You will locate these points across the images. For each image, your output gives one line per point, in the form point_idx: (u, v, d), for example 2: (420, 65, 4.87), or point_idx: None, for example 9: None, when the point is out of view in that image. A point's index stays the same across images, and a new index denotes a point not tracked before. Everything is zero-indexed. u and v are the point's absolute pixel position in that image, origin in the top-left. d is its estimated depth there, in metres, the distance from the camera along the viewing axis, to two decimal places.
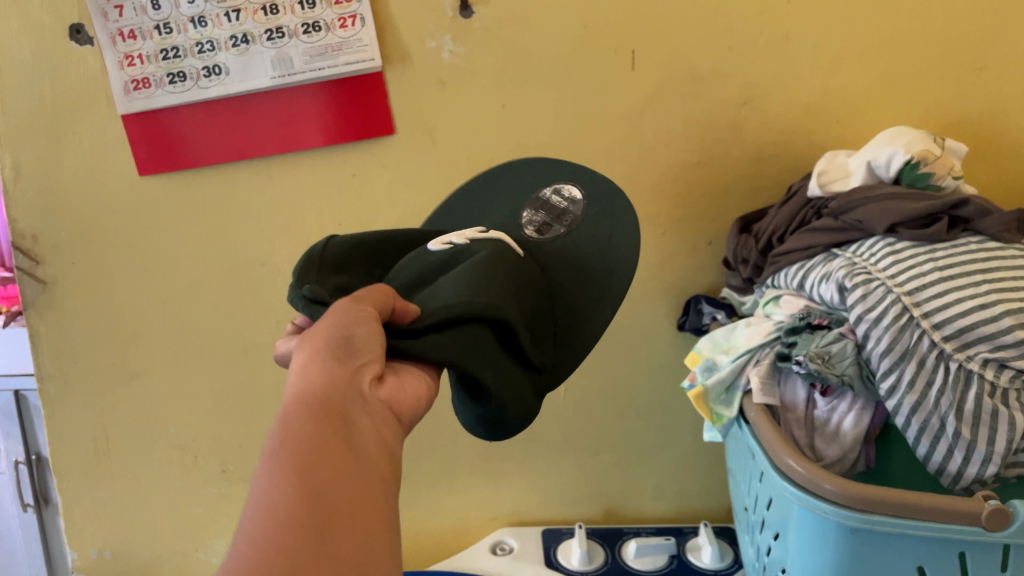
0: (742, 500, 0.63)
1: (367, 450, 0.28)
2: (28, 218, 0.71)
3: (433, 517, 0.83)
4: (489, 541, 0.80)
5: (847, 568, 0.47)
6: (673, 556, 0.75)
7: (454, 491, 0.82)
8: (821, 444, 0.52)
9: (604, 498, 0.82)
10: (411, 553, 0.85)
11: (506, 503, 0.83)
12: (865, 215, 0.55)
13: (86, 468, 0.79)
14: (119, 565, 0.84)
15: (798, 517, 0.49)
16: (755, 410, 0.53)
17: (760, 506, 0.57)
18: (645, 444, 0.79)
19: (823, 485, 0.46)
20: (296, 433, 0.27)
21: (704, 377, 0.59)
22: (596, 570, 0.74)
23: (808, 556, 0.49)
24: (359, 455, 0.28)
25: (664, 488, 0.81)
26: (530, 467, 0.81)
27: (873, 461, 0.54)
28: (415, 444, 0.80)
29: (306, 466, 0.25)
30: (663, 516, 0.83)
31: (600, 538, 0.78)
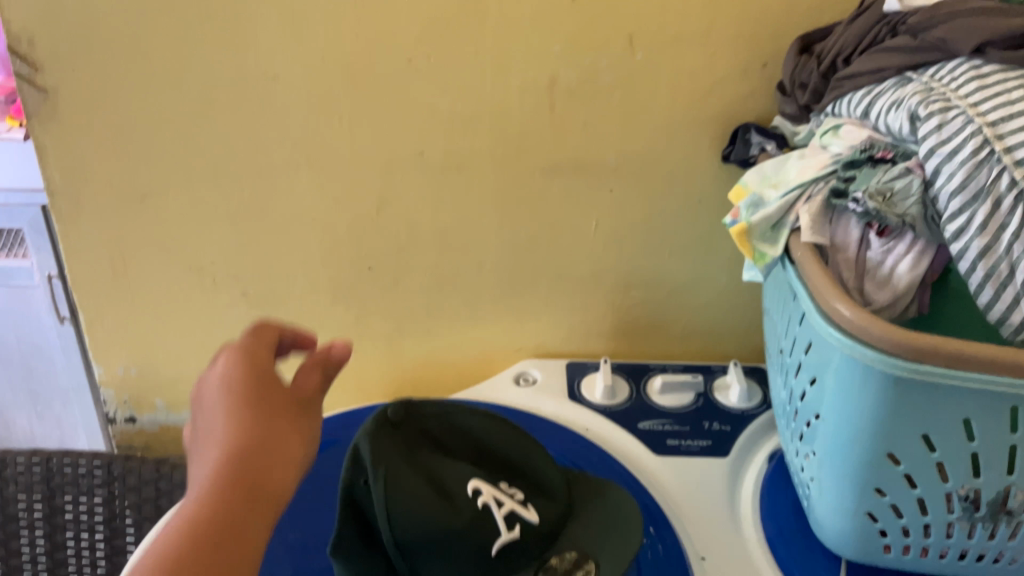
0: (777, 342, 0.60)
1: (275, 471, 0.35)
2: (23, 19, 0.64)
3: (457, 348, 0.82)
4: (512, 373, 0.78)
5: (888, 417, 0.45)
6: (700, 395, 0.74)
7: (478, 324, 0.80)
8: (871, 289, 0.48)
9: (633, 332, 0.80)
10: (434, 384, 0.85)
11: (532, 336, 0.81)
12: (949, 33, 0.48)
13: (105, 288, 0.77)
14: (145, 381, 0.84)
15: (840, 364, 0.46)
16: (802, 251, 0.49)
17: (796, 350, 0.54)
18: (678, 281, 0.76)
19: (870, 330, 0.42)
20: (216, 456, 0.35)
21: (748, 213, 0.54)
22: (621, 406, 0.73)
23: (847, 404, 0.47)
24: (265, 485, 0.34)
25: (694, 326, 0.79)
26: (558, 301, 0.78)
27: (926, 307, 0.50)
28: (439, 276, 0.76)
29: (216, 490, 0.33)
30: (690, 353, 0.81)
31: (625, 374, 0.77)
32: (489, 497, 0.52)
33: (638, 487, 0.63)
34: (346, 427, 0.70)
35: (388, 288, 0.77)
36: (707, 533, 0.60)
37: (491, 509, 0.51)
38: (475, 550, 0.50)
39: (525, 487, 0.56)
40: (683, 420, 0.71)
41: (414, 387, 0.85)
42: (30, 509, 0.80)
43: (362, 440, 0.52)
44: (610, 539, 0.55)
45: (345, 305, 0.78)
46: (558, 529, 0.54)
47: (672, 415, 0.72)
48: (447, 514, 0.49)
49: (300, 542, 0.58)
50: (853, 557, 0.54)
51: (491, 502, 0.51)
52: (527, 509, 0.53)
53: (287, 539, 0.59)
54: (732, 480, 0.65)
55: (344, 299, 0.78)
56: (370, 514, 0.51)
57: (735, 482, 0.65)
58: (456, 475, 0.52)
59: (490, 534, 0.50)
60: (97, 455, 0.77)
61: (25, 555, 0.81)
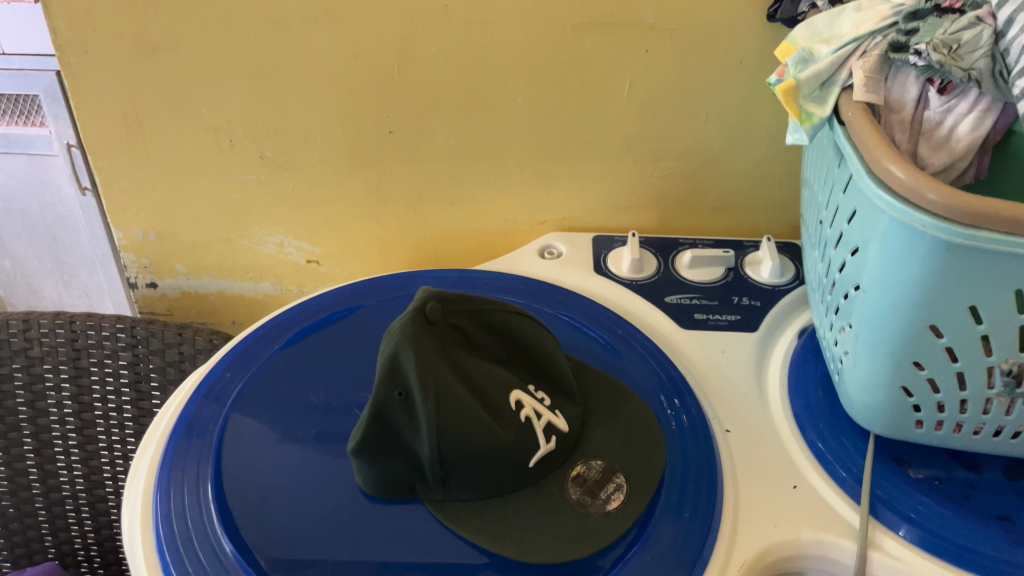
0: (817, 213, 0.57)
1: None
2: None
3: (480, 218, 0.80)
4: (537, 244, 0.77)
5: (935, 286, 0.43)
6: (730, 270, 0.72)
7: (502, 194, 0.77)
8: (926, 152, 0.45)
9: (662, 205, 0.77)
10: (456, 254, 0.83)
11: (559, 206, 0.78)
12: None
13: (121, 148, 0.75)
14: (165, 246, 0.83)
15: (888, 230, 0.43)
16: (854, 110, 0.45)
17: (838, 219, 0.51)
18: (713, 151, 0.73)
19: (926, 194, 0.39)
20: None
21: (796, 70, 0.50)
22: (648, 280, 0.71)
23: (891, 273, 0.44)
24: None
25: (727, 199, 0.76)
26: (586, 171, 0.75)
27: (983, 172, 0.48)
28: (463, 141, 0.73)
29: None
30: (721, 227, 0.79)
31: (653, 248, 0.75)
32: (530, 408, 0.51)
33: (664, 360, 0.62)
34: (367, 295, 0.69)
35: (410, 154, 0.74)
36: (733, 406, 0.59)
37: (532, 423, 0.51)
38: (505, 458, 0.49)
39: (548, 385, 0.55)
40: (711, 295, 0.69)
41: (436, 258, 0.83)
42: (56, 373, 0.79)
43: (405, 347, 0.46)
44: (640, 442, 0.54)
45: (366, 170, 0.76)
46: (576, 436, 0.54)
47: (700, 290, 0.70)
48: (496, 429, 0.49)
49: (321, 405, 0.58)
50: (882, 432, 0.52)
51: (533, 414, 0.51)
52: (557, 417, 0.52)
53: (309, 401, 0.59)
54: (760, 355, 0.64)
55: (365, 165, 0.75)
56: (395, 425, 0.49)
57: (763, 357, 0.64)
58: (500, 387, 0.51)
59: (526, 448, 0.50)
60: (121, 318, 0.77)
61: (54, 418, 0.81)
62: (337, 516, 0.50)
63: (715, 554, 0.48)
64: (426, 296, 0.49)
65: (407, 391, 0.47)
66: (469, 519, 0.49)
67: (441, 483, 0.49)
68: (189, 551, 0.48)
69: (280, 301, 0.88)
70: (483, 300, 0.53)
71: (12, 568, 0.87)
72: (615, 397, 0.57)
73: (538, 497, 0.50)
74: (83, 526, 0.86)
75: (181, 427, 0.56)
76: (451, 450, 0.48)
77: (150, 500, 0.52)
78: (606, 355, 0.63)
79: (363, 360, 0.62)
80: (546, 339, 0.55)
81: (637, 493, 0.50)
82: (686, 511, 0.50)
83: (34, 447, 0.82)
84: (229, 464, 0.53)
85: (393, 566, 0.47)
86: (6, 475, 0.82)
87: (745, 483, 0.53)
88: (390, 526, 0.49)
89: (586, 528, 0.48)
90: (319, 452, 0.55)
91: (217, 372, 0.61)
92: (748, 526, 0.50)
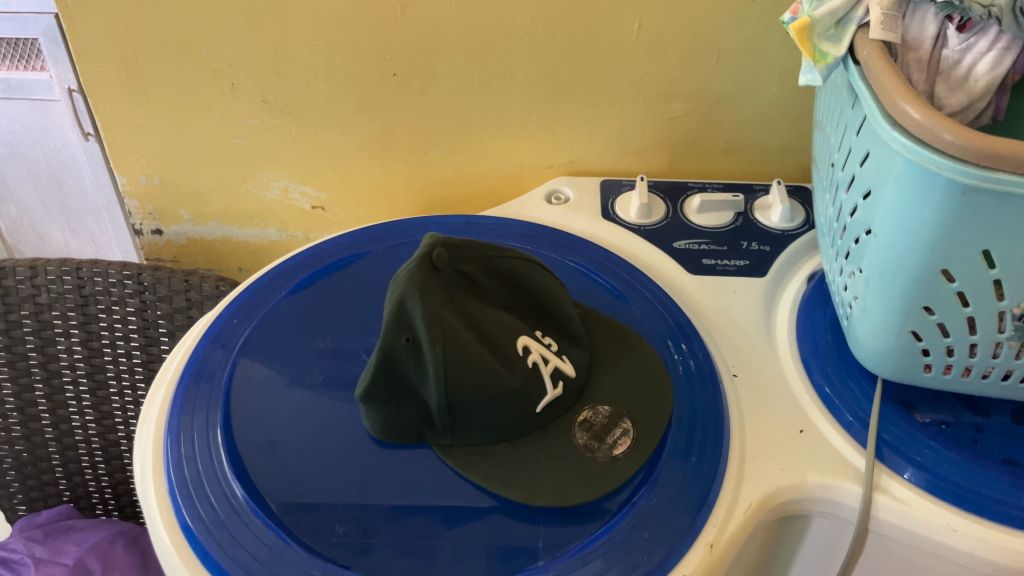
0: (829, 156, 0.56)
1: None
2: None
3: (487, 163, 0.79)
4: (544, 190, 0.76)
5: (949, 230, 0.42)
6: (740, 214, 0.71)
7: (508, 138, 0.76)
8: (943, 92, 0.44)
9: (671, 148, 0.76)
10: (462, 199, 0.83)
11: (566, 150, 0.77)
12: None
13: (121, 92, 0.74)
14: (169, 192, 0.82)
15: (902, 173, 0.42)
16: (871, 49, 0.44)
17: (851, 162, 0.50)
18: (723, 93, 0.71)
19: (942, 136, 0.38)
20: None
21: (811, 8, 0.49)
22: (656, 225, 0.71)
23: (904, 217, 0.43)
24: None
25: (738, 141, 0.75)
26: (593, 114, 0.74)
27: (1001, 113, 0.46)
28: (469, 84, 0.72)
29: None
30: (731, 170, 0.78)
31: (662, 192, 0.74)
32: (538, 354, 0.51)
33: (671, 305, 0.62)
34: (374, 241, 0.69)
35: (415, 97, 0.73)
36: (740, 351, 0.59)
37: (539, 368, 0.51)
38: (513, 403, 0.50)
39: (554, 331, 0.55)
40: (720, 240, 0.69)
41: (442, 203, 0.83)
42: (65, 319, 0.79)
43: (412, 294, 0.46)
44: (648, 387, 0.54)
45: (371, 114, 0.75)
46: (584, 381, 0.54)
47: (709, 235, 0.69)
48: (503, 374, 0.49)
49: (329, 351, 0.58)
50: (891, 376, 0.52)
51: (540, 360, 0.51)
52: (563, 362, 0.52)
53: (316, 346, 0.59)
54: (768, 300, 0.63)
55: (369, 108, 0.74)
56: (402, 371, 0.49)
57: (772, 302, 0.63)
58: (507, 333, 0.51)
59: (533, 393, 0.50)
60: (127, 265, 0.78)
61: (64, 363, 0.81)
62: (346, 460, 0.51)
63: (721, 497, 0.49)
64: (432, 242, 0.48)
65: (414, 338, 0.47)
66: (475, 462, 0.50)
67: (449, 427, 0.50)
68: (201, 494, 0.48)
69: (286, 247, 0.88)
70: (490, 246, 0.52)
71: (29, 511, 0.89)
72: (621, 342, 0.57)
73: (545, 441, 0.51)
74: (97, 469, 0.87)
75: (189, 373, 0.56)
76: (460, 396, 0.48)
77: (161, 445, 0.52)
78: (614, 301, 0.62)
79: (370, 306, 0.62)
80: (553, 285, 0.55)
81: (643, 437, 0.51)
82: (693, 455, 0.50)
83: (46, 392, 0.82)
84: (238, 410, 0.54)
85: (402, 509, 0.48)
86: (19, 420, 0.83)
87: (751, 427, 0.53)
88: (399, 470, 0.50)
89: (593, 472, 0.49)
90: (328, 397, 0.55)
91: (224, 318, 0.61)
92: (753, 470, 0.51)
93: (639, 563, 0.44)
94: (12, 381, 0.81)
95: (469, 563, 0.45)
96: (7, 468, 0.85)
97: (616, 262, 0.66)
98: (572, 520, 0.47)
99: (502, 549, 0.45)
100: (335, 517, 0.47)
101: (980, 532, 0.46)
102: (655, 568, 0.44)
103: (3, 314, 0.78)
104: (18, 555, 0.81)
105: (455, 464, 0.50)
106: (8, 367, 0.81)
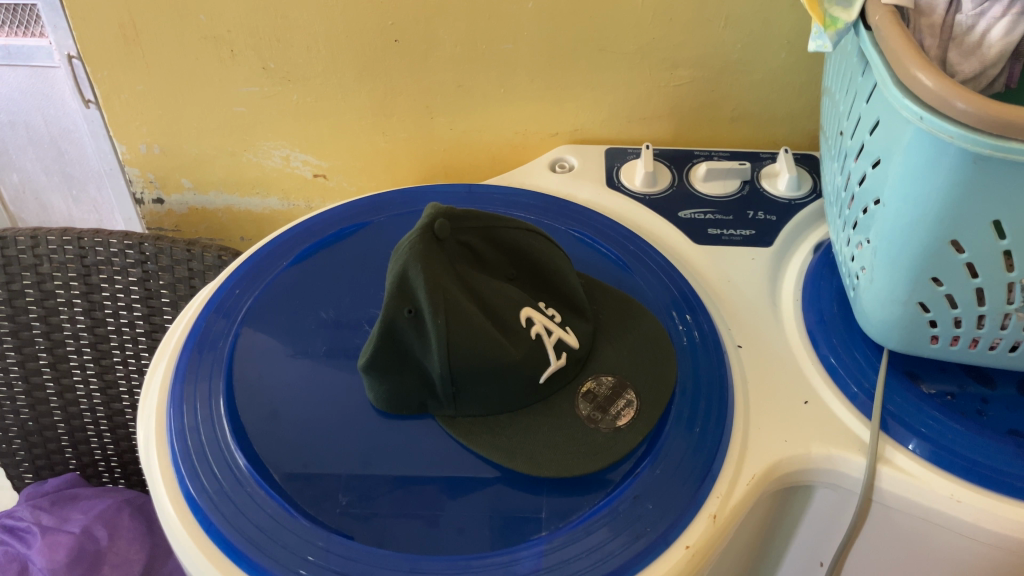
0: (837, 124, 0.55)
1: None
2: None
3: (491, 131, 0.78)
4: (548, 158, 0.75)
5: (959, 200, 0.41)
6: (746, 183, 0.70)
7: (511, 105, 0.75)
8: (956, 58, 0.43)
9: (677, 116, 0.75)
10: (465, 168, 0.82)
11: (571, 118, 0.76)
12: None
13: (119, 59, 0.73)
14: (170, 161, 0.82)
15: (912, 141, 0.42)
16: (883, 14, 0.43)
17: (860, 129, 0.49)
18: (730, 59, 0.70)
19: (955, 104, 0.38)
20: None
21: None
22: (661, 194, 0.70)
23: (914, 187, 0.43)
24: None
25: (745, 109, 0.74)
26: (598, 80, 0.73)
27: (1015, 81, 0.45)
28: (471, 50, 0.71)
29: None
30: (738, 138, 0.77)
31: (667, 160, 0.73)
32: (541, 324, 0.51)
33: (676, 275, 0.61)
34: (376, 210, 0.68)
35: (417, 63, 0.72)
36: (745, 321, 0.58)
37: (543, 339, 0.51)
38: (516, 375, 0.49)
39: (557, 301, 0.54)
40: (726, 209, 0.68)
41: (445, 171, 0.82)
42: (67, 289, 0.79)
43: (414, 265, 0.45)
44: (652, 357, 0.54)
45: (372, 81, 0.74)
46: (587, 352, 0.54)
47: (715, 204, 0.68)
48: (507, 346, 0.49)
49: (331, 321, 0.58)
50: (896, 347, 0.52)
51: (543, 331, 0.51)
52: (566, 333, 0.52)
53: (318, 317, 0.58)
54: (774, 270, 0.63)
55: (370, 75, 0.73)
56: (404, 342, 0.49)
57: (777, 271, 0.63)
58: (511, 304, 0.50)
59: (538, 364, 0.50)
60: (129, 234, 0.77)
61: (68, 332, 0.81)
62: (349, 430, 0.51)
63: (725, 468, 0.48)
64: (435, 213, 0.48)
65: (417, 308, 0.47)
66: (478, 432, 0.50)
67: (453, 398, 0.50)
68: (204, 464, 0.48)
69: (288, 216, 0.87)
70: (493, 216, 0.52)
71: (36, 479, 0.89)
72: (624, 312, 0.57)
73: (548, 412, 0.51)
74: (102, 437, 0.88)
75: (191, 342, 0.56)
76: (463, 367, 0.48)
77: (164, 415, 0.52)
78: (618, 272, 0.62)
79: (372, 276, 0.62)
80: (556, 256, 0.55)
81: (648, 408, 0.50)
82: (697, 426, 0.50)
83: (50, 361, 0.82)
84: (241, 380, 0.54)
85: (405, 480, 0.48)
86: (23, 389, 0.83)
87: (755, 397, 0.53)
88: (402, 441, 0.50)
89: (596, 443, 0.48)
90: (331, 367, 0.55)
91: (226, 288, 0.61)
92: (758, 441, 0.51)
93: (642, 533, 0.44)
94: (16, 350, 0.81)
95: (472, 533, 0.45)
96: (13, 437, 0.86)
97: (621, 233, 0.65)
98: (575, 490, 0.47)
99: (505, 520, 0.45)
100: (339, 487, 0.47)
101: (983, 503, 0.46)
102: (657, 538, 0.44)
103: (5, 283, 0.78)
104: (25, 523, 0.81)
105: (458, 434, 0.49)
106: (12, 336, 0.81)
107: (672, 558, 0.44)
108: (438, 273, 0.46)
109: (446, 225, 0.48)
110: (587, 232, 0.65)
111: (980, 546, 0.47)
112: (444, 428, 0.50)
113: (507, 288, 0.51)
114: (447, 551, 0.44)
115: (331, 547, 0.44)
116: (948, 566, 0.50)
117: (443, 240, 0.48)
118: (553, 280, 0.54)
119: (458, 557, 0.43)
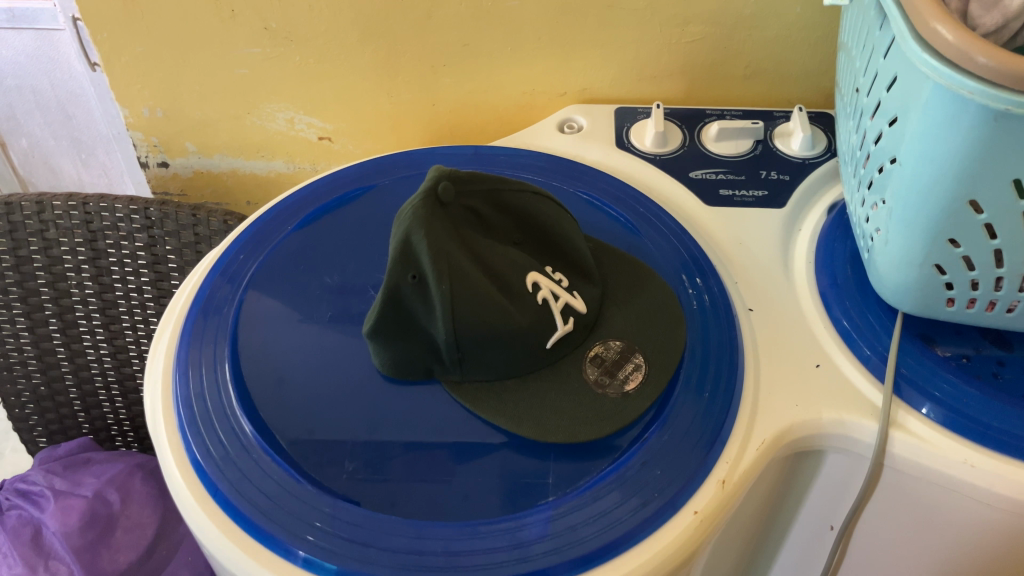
0: (854, 80, 0.54)
1: None
2: None
3: (497, 90, 0.76)
4: (556, 118, 0.73)
5: (980, 158, 0.40)
6: (759, 142, 0.69)
7: (518, 64, 0.74)
8: (977, 11, 0.42)
9: (689, 73, 0.73)
10: (472, 129, 0.80)
11: (579, 77, 0.75)
12: None
13: (118, 19, 0.72)
14: (173, 124, 0.81)
15: (931, 98, 0.40)
16: None
17: (877, 86, 0.48)
18: (744, 14, 0.68)
19: (975, 58, 0.36)
20: None
21: None
22: (672, 154, 0.68)
23: (932, 146, 0.41)
24: None
25: (758, 65, 0.72)
26: (607, 38, 0.71)
27: None
28: (476, 7, 0.69)
29: None
30: (751, 95, 0.75)
31: (678, 119, 0.72)
32: (548, 289, 0.50)
33: (686, 238, 0.60)
34: (381, 172, 0.67)
35: (421, 21, 0.70)
36: (756, 285, 0.57)
37: (549, 305, 0.50)
38: (522, 341, 0.49)
39: (565, 265, 0.53)
40: (738, 169, 0.67)
41: (451, 132, 0.81)
42: (74, 255, 0.79)
43: (416, 229, 0.45)
44: (659, 322, 0.53)
45: (376, 40, 0.72)
46: (595, 317, 0.53)
47: (726, 164, 0.67)
48: (512, 311, 0.48)
49: (336, 286, 0.57)
50: (911, 309, 0.51)
51: (549, 296, 0.50)
52: (574, 298, 0.51)
53: (323, 282, 0.58)
54: (786, 232, 0.61)
55: (375, 34, 0.72)
56: (409, 308, 0.48)
57: (790, 233, 0.61)
58: (517, 270, 0.50)
59: (544, 329, 0.49)
60: (134, 199, 0.77)
61: (76, 298, 0.81)
62: (355, 397, 0.50)
63: (735, 433, 0.48)
64: (439, 175, 0.47)
65: (421, 273, 0.46)
66: (483, 397, 0.49)
67: (458, 364, 0.49)
68: (210, 431, 0.48)
69: (293, 179, 0.86)
70: (499, 180, 0.51)
71: (49, 443, 0.90)
72: (632, 276, 0.56)
73: (555, 377, 0.50)
74: (114, 402, 0.88)
75: (197, 307, 0.56)
76: (468, 333, 0.47)
77: (170, 380, 0.52)
78: (628, 235, 0.61)
79: (377, 241, 0.61)
80: (563, 219, 0.54)
81: (656, 374, 0.50)
82: (706, 391, 0.49)
83: (59, 326, 0.83)
84: (247, 346, 0.53)
85: (414, 444, 0.47)
86: (34, 354, 0.84)
87: (766, 361, 0.52)
88: (409, 407, 0.50)
89: (603, 409, 0.48)
90: (337, 333, 0.54)
91: (230, 253, 0.60)
92: (768, 406, 0.50)
93: (650, 499, 0.44)
94: (25, 315, 0.82)
95: (479, 498, 0.45)
96: (26, 401, 0.86)
97: (630, 194, 0.64)
98: (583, 456, 0.46)
99: (513, 485, 0.45)
100: (346, 453, 0.47)
101: (997, 468, 0.46)
102: (665, 505, 0.44)
103: (12, 248, 0.78)
104: (38, 487, 0.82)
105: (463, 400, 0.49)
106: (21, 302, 0.81)
107: (680, 524, 0.44)
108: (443, 236, 0.46)
109: (451, 188, 0.47)
110: (596, 194, 0.64)
111: (993, 511, 0.47)
112: (451, 394, 0.50)
113: (513, 252, 0.50)
114: (453, 516, 0.44)
115: (337, 513, 0.43)
116: (958, 530, 0.50)
117: (448, 204, 0.47)
118: (560, 244, 0.53)
119: (465, 523, 0.43)
